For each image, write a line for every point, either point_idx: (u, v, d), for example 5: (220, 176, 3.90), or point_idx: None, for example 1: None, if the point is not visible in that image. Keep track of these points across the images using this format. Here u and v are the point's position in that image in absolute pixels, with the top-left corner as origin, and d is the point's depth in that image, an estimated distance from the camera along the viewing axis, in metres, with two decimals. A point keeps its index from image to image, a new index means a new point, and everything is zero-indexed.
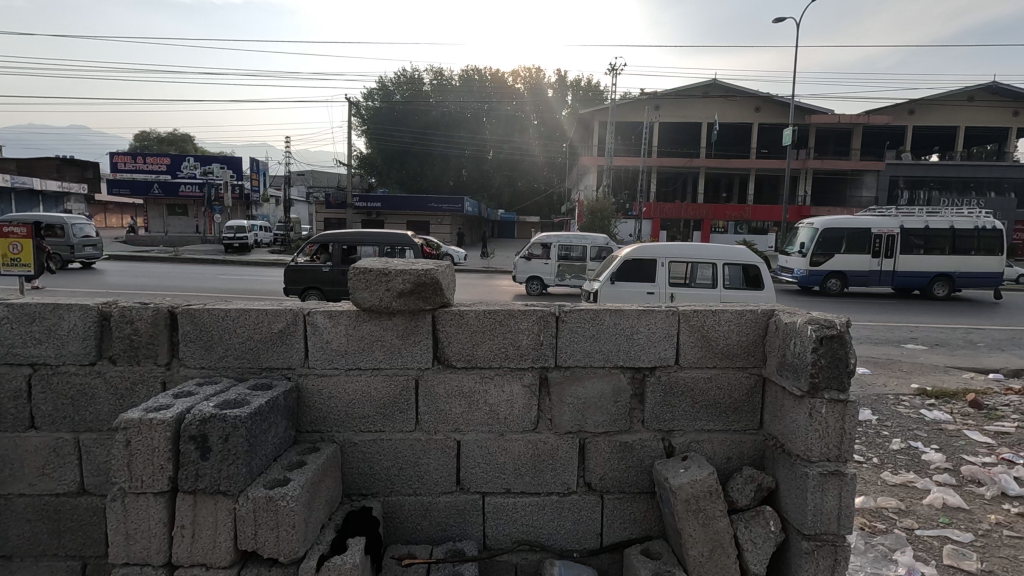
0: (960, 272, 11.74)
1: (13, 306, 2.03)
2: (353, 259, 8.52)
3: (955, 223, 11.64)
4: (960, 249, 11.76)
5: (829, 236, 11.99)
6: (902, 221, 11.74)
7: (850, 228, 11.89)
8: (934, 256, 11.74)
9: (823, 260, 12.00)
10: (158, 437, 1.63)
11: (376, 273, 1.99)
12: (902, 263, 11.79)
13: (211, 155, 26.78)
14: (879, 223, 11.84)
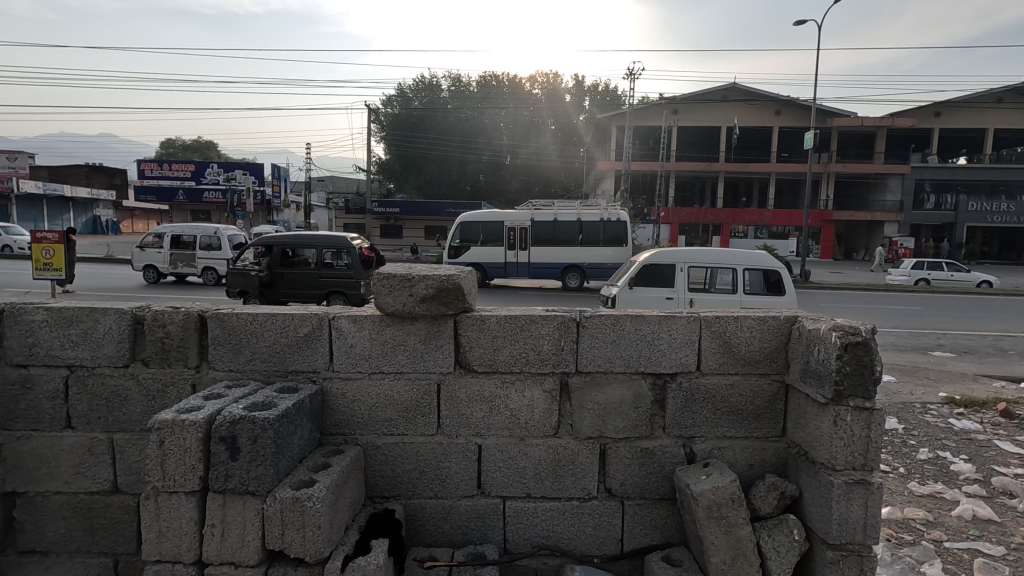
0: (589, 265, 12.57)
1: (53, 310, 2.11)
2: (291, 261, 9.48)
3: (577, 217, 12.37)
4: (589, 242, 12.56)
5: (466, 229, 12.84)
6: (529, 214, 12.61)
7: (486, 223, 12.78)
8: (563, 249, 12.57)
9: (461, 251, 12.85)
10: (190, 438, 1.67)
11: (399, 280, 2.03)
12: (534, 255, 12.64)
13: (234, 162, 27.46)
14: (512, 216, 12.68)
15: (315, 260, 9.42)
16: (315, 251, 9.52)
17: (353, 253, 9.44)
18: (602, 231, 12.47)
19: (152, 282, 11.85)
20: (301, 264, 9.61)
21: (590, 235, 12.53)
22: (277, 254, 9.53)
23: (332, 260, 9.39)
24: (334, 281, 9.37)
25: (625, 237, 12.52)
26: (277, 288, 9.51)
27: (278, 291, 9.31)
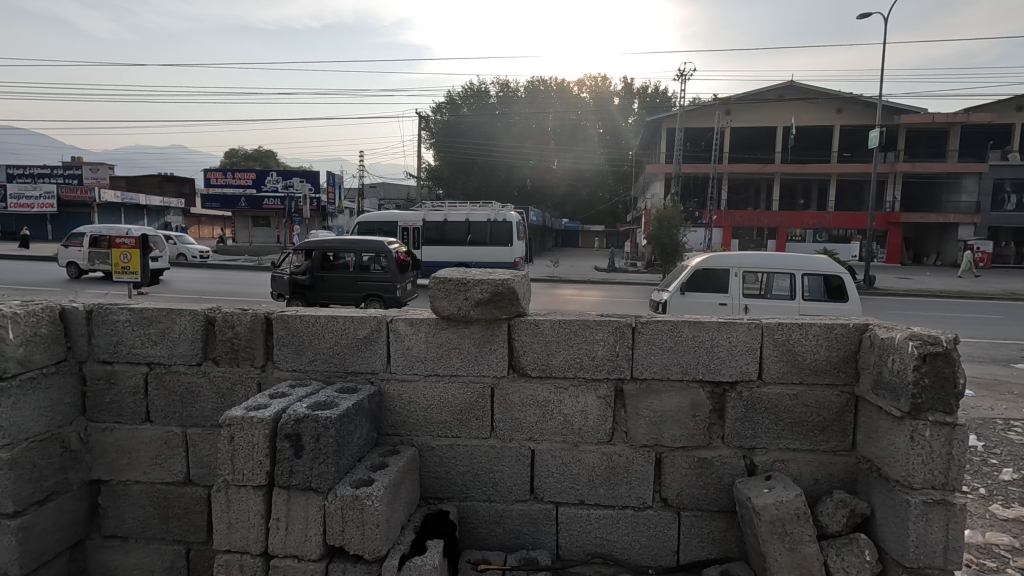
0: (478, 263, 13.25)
1: (134, 310, 2.26)
2: (331, 265, 10.16)
3: (464, 218, 13.10)
4: (478, 242, 13.24)
5: (365, 228, 13.68)
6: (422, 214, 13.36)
7: (381, 223, 13.62)
8: (452, 248, 13.31)
9: None
10: (258, 435, 1.75)
11: (454, 284, 2.05)
12: (425, 254, 13.40)
13: (292, 170, 28.81)
14: (407, 216, 13.47)
15: (354, 264, 10.10)
16: (354, 255, 10.19)
17: (390, 257, 10.15)
18: (490, 231, 13.11)
19: (75, 277, 13.05)
20: (339, 267, 10.23)
21: (479, 234, 13.22)
22: (318, 257, 10.17)
23: (371, 264, 10.09)
24: (372, 284, 10.09)
25: (512, 238, 13.17)
26: (317, 290, 10.15)
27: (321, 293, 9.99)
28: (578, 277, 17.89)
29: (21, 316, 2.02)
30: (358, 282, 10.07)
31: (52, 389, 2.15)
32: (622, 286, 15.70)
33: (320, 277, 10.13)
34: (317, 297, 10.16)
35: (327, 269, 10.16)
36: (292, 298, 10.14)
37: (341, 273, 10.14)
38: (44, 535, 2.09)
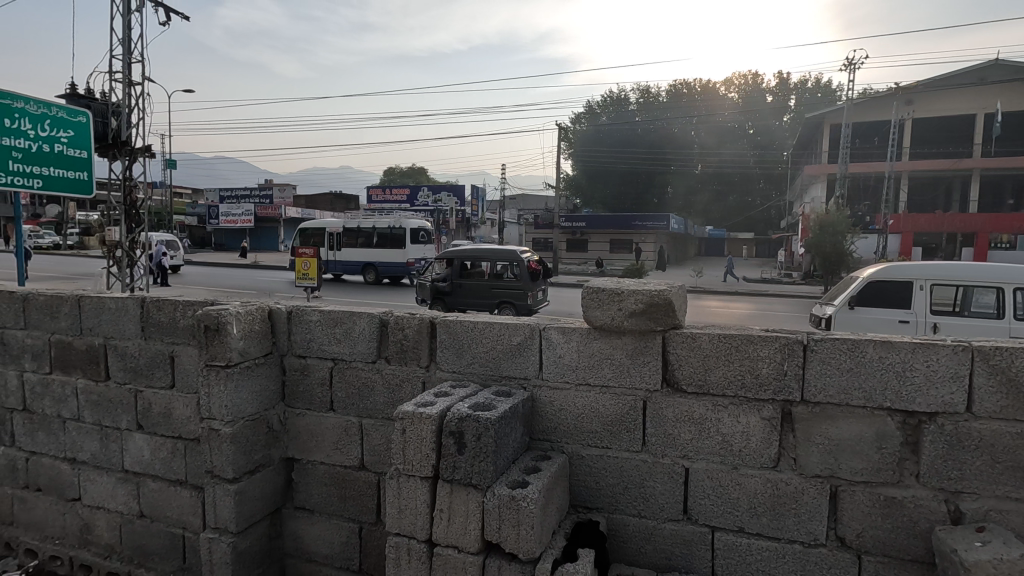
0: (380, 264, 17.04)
1: (323, 312, 2.58)
2: (468, 273, 10.76)
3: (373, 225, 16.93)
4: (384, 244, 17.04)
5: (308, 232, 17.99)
6: (339, 223, 17.31)
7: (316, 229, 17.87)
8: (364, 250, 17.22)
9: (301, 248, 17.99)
10: (426, 430, 1.90)
11: (608, 294, 2.05)
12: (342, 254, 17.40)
13: (440, 185, 30.82)
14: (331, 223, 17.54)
15: (489, 272, 10.56)
16: (489, 263, 10.63)
17: (522, 265, 10.37)
18: (393, 235, 16.85)
19: None
20: (476, 275, 10.76)
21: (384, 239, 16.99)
22: (458, 266, 10.86)
23: (504, 272, 10.44)
24: (505, 292, 10.44)
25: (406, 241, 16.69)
26: (456, 297, 10.84)
27: (459, 300, 10.67)
28: (725, 287, 16.79)
29: (242, 314, 2.44)
30: (491, 289, 10.52)
31: (261, 377, 2.53)
32: (776, 298, 14.41)
33: (459, 284, 10.80)
34: (456, 302, 10.85)
35: (464, 277, 10.79)
36: (434, 304, 11.00)
37: (477, 280, 10.66)
38: (253, 500, 2.48)
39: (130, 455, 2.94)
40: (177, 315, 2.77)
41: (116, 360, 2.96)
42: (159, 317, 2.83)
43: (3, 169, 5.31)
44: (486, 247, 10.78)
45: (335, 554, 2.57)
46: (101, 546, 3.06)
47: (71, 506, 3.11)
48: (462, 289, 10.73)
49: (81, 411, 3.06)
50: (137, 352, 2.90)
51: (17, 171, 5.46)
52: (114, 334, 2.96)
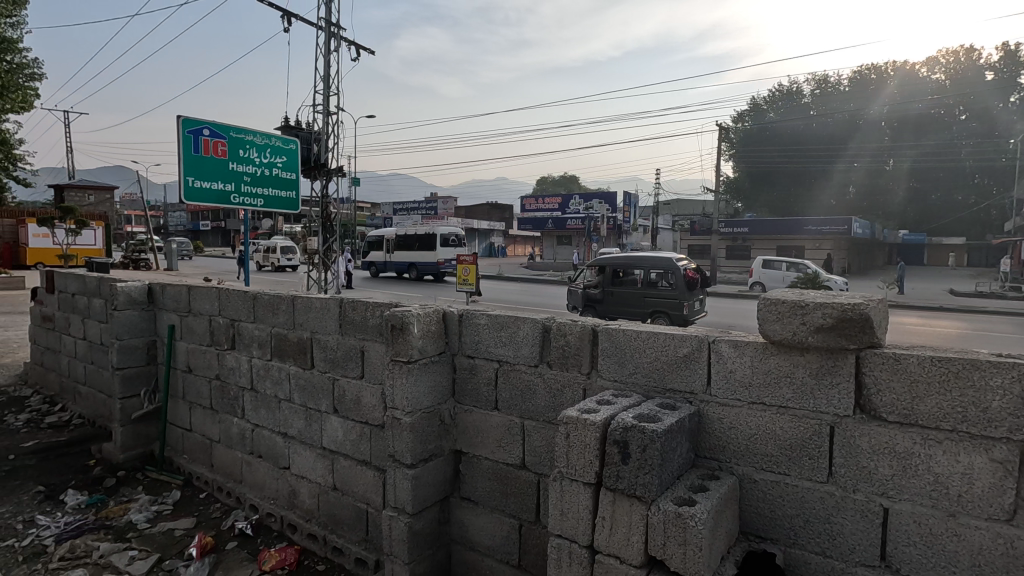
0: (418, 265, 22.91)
1: (490, 316, 2.73)
2: (621, 281, 10.61)
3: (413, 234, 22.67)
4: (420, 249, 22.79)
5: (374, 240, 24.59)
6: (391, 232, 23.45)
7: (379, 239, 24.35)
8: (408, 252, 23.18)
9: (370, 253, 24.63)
10: (589, 437, 1.91)
11: (790, 306, 1.87)
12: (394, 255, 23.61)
13: (593, 193, 30.87)
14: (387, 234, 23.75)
15: (643, 280, 10.29)
16: (643, 272, 10.36)
17: (679, 274, 9.92)
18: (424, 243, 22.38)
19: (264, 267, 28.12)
20: (629, 283, 10.54)
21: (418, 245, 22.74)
22: (610, 273, 10.76)
23: (658, 281, 10.09)
24: (659, 301, 10.09)
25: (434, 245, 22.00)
26: (608, 305, 10.75)
27: (610, 308, 10.58)
28: (926, 302, 14.33)
29: (421, 315, 2.69)
30: (645, 298, 10.24)
31: (435, 373, 2.76)
32: (998, 317, 11.90)
33: (610, 292, 10.70)
34: (607, 310, 10.76)
35: (616, 285, 10.66)
36: (586, 310, 11.07)
37: (630, 288, 10.45)
38: (426, 486, 2.72)
39: (327, 434, 3.40)
40: (367, 314, 3.15)
41: (318, 351, 3.46)
42: (353, 315, 3.24)
43: (236, 190, 6.62)
44: (640, 255, 10.52)
45: (496, 546, 2.71)
46: (303, 511, 3.58)
47: (283, 473, 3.69)
48: (613, 297, 10.61)
49: (291, 393, 3.62)
50: (335, 345, 3.36)
51: (247, 192, 6.74)
52: (318, 329, 3.45)
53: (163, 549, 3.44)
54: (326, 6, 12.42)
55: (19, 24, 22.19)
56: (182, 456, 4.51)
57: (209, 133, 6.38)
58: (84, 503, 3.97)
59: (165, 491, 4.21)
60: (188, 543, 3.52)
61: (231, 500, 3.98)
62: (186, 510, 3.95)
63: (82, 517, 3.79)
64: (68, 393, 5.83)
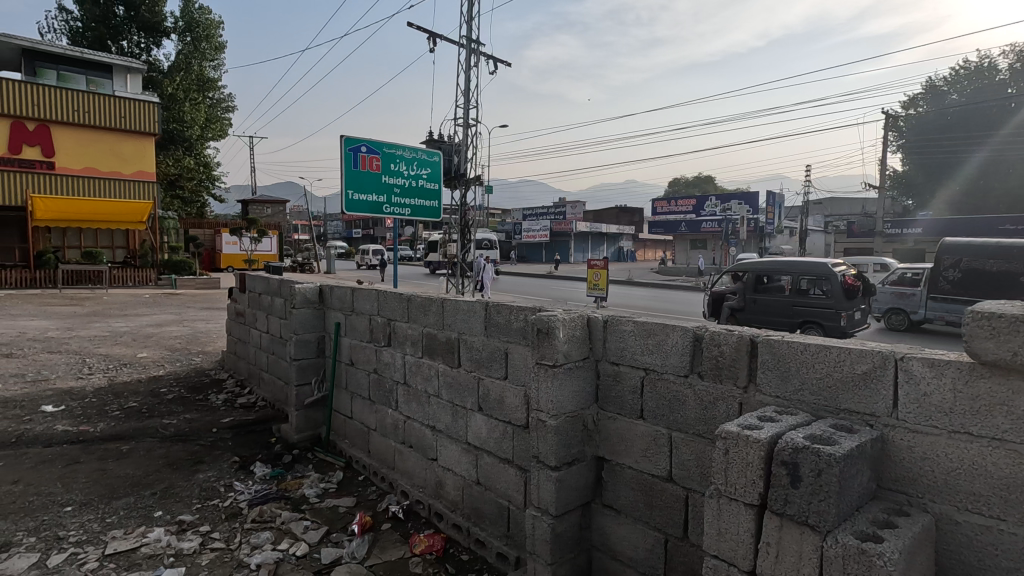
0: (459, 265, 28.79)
1: (637, 323, 2.68)
2: (764, 287, 9.82)
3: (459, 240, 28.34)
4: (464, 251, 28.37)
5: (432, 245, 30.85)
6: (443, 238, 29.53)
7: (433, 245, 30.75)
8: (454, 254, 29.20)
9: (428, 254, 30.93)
10: (753, 454, 1.79)
11: (1007, 323, 1.59)
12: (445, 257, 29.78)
13: (731, 193, 28.97)
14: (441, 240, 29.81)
15: (791, 288, 9.42)
16: (791, 278, 9.48)
17: (835, 281, 8.93)
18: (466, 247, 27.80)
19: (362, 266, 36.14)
20: (774, 290, 9.71)
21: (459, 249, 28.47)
22: (752, 279, 10.03)
23: (809, 289, 9.18)
24: (809, 310, 9.18)
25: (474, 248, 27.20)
26: (749, 313, 10.01)
27: (751, 316, 9.85)
28: None
29: (567, 320, 2.72)
30: (794, 306, 9.35)
31: (579, 377, 2.77)
32: None
33: (752, 299, 9.95)
34: (748, 319, 10.02)
35: (759, 292, 9.90)
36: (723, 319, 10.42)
37: (775, 296, 9.63)
38: (570, 490, 2.74)
39: (472, 431, 3.57)
40: (511, 318, 3.26)
41: (465, 352, 3.65)
42: (497, 318, 3.37)
43: (388, 202, 7.25)
44: (790, 259, 9.63)
45: (640, 559, 2.65)
46: (448, 501, 3.79)
47: (431, 463, 3.95)
48: (755, 305, 9.87)
49: (440, 390, 3.87)
50: (481, 347, 3.51)
51: (397, 203, 7.35)
52: (465, 331, 3.65)
53: (330, 523, 3.85)
54: (468, 24, 13.19)
55: (220, 65, 26.47)
56: (343, 441, 5.03)
57: (366, 150, 7.07)
58: (268, 475, 4.59)
59: (330, 470, 4.72)
60: (350, 519, 3.91)
61: (384, 485, 4.35)
62: (348, 489, 4.39)
63: (267, 486, 4.39)
64: (254, 378, 6.80)
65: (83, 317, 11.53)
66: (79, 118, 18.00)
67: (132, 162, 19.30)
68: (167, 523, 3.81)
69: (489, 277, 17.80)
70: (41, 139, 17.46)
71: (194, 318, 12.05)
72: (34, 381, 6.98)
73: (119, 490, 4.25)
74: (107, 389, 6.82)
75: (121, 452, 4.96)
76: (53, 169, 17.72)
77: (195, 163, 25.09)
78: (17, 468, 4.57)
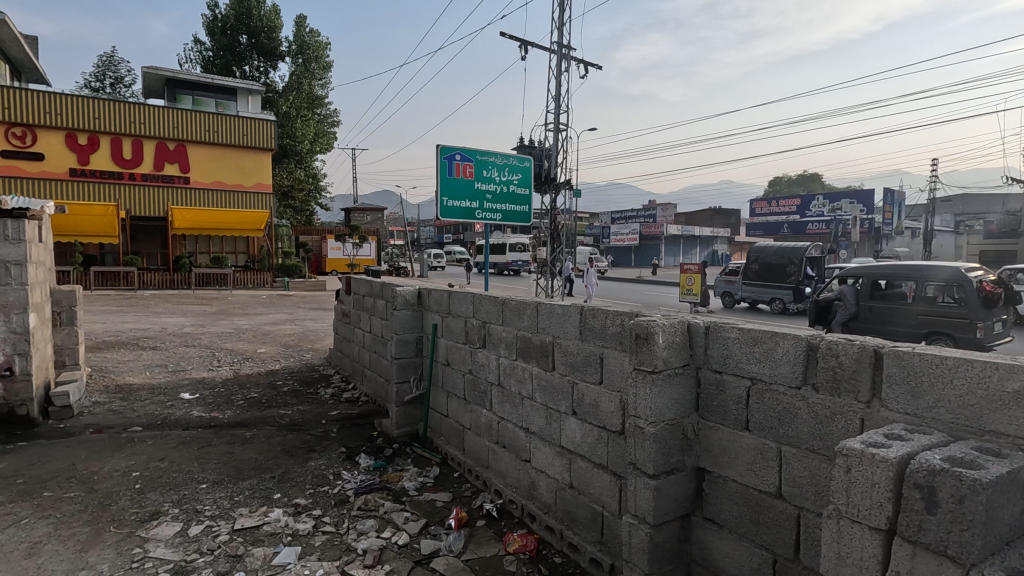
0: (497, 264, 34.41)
1: (742, 330, 2.56)
2: (882, 294, 8.95)
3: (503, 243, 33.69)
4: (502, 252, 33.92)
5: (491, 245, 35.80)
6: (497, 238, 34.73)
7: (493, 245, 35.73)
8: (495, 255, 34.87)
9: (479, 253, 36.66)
10: (880, 474, 1.66)
11: None
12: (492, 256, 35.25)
13: (840, 191, 26.76)
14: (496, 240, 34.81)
15: (915, 295, 8.52)
16: (915, 285, 8.59)
17: (969, 289, 8.00)
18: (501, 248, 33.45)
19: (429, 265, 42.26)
20: (893, 297, 8.82)
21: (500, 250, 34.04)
22: (867, 284, 9.16)
23: (939, 297, 8.26)
24: (937, 320, 8.27)
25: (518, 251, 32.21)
26: (862, 322, 9.15)
27: (865, 325, 9.00)
28: None
29: (666, 326, 2.66)
30: (918, 316, 8.46)
31: (679, 385, 2.69)
32: None
33: (867, 307, 9.09)
34: (861, 328, 9.17)
35: (876, 299, 9.03)
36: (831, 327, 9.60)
37: (895, 304, 8.75)
38: (668, 500, 2.67)
39: (566, 435, 3.58)
40: (607, 323, 3.24)
41: (559, 355, 3.68)
42: (593, 322, 3.36)
43: (480, 208, 7.46)
44: (917, 264, 8.68)
45: None
46: (541, 503, 3.81)
47: (524, 465, 4.00)
48: (870, 313, 9.01)
49: (534, 393, 3.92)
50: (575, 351, 3.52)
51: (489, 208, 7.53)
52: (560, 334, 3.67)
53: (429, 516, 4.02)
54: (559, 30, 13.32)
55: (328, 84, 28.60)
56: (439, 438, 5.22)
57: (461, 158, 7.34)
58: (371, 466, 4.88)
59: (427, 465, 4.93)
60: (447, 514, 4.06)
61: (479, 483, 4.47)
62: (444, 485, 4.56)
63: (371, 477, 4.67)
64: (357, 375, 7.27)
65: (214, 315, 12.95)
66: (209, 138, 20.18)
67: (252, 175, 21.24)
68: (285, 505, 4.16)
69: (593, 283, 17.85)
70: (178, 158, 19.78)
71: (304, 318, 13.13)
72: (175, 371, 7.93)
73: (244, 472, 4.71)
74: (232, 380, 7.60)
75: (245, 437, 5.50)
76: (188, 183, 20.01)
77: (305, 174, 27.28)
78: (162, 446, 5.21)
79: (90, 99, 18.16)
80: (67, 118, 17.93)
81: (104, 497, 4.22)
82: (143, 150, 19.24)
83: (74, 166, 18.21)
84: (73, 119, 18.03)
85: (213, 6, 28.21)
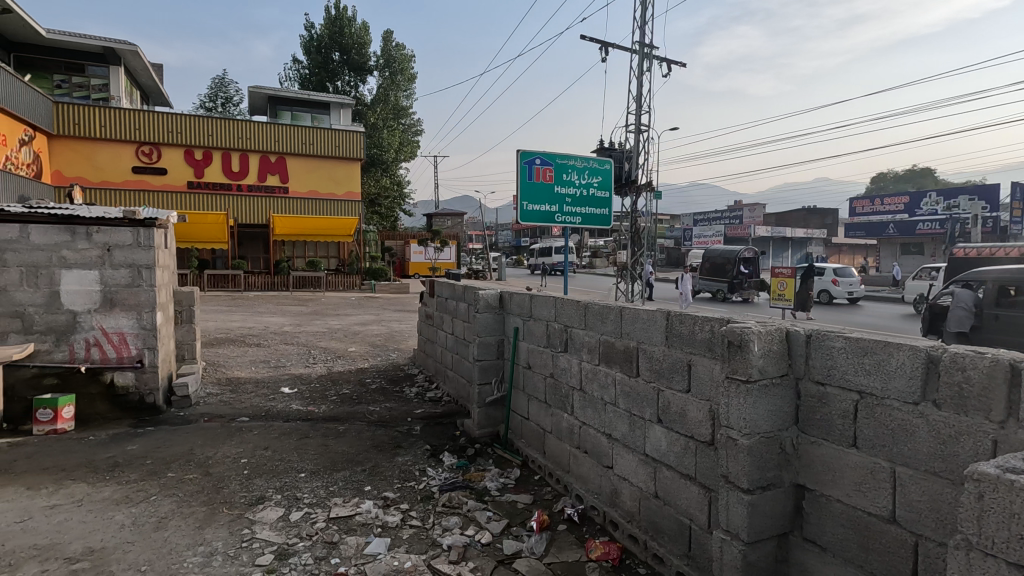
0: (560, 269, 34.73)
1: (850, 339, 2.38)
2: (1010, 301, 7.97)
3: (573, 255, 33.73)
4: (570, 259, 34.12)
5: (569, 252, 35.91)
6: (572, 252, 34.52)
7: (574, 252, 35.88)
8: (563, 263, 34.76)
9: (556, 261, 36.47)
10: (1020, 504, 1.48)
11: None
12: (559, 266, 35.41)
13: (957, 187, 24.15)
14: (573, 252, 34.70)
15: None
16: None
17: None
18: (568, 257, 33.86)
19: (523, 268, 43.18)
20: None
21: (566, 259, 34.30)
22: (992, 290, 8.23)
23: None
24: None
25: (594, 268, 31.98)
26: (985, 332, 8.27)
27: (985, 336, 8.18)
28: None
29: (763, 332, 2.52)
30: None
31: (777, 396, 2.55)
32: None
33: (990, 315, 8.19)
34: (983, 338, 8.30)
35: (1002, 307, 8.08)
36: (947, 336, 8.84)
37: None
38: (764, 517, 2.53)
39: (651, 443, 3.49)
40: (696, 328, 3.14)
41: (644, 361, 3.60)
42: (680, 328, 3.26)
43: (560, 211, 7.44)
44: None
45: None
46: (624, 511, 3.74)
47: (606, 471, 3.93)
48: (993, 322, 8.12)
49: (617, 399, 3.85)
50: (661, 357, 3.43)
51: (569, 211, 7.51)
52: (645, 340, 3.59)
53: (510, 517, 4.07)
54: (641, 29, 13.06)
55: (412, 94, 29.83)
56: (520, 440, 5.26)
57: (540, 162, 7.37)
58: (454, 465, 5.01)
59: (508, 467, 5.00)
60: (528, 516, 4.09)
61: (560, 487, 4.46)
62: (525, 487, 4.59)
63: (455, 475, 4.80)
64: (440, 375, 7.49)
65: (310, 315, 13.88)
66: (306, 150, 21.65)
67: (343, 184, 22.50)
68: (375, 497, 4.37)
69: (689, 290, 17.01)
70: (279, 169, 21.38)
71: (390, 319, 13.76)
72: (276, 366, 8.57)
73: (338, 464, 5.00)
74: (326, 376, 8.10)
75: (338, 431, 5.83)
76: (287, 193, 21.57)
77: (390, 182, 28.57)
78: (266, 436, 5.64)
79: (205, 117, 20.06)
80: (186, 136, 19.90)
81: (217, 480, 4.64)
82: (249, 163, 20.97)
83: (191, 178, 20.17)
84: (191, 137, 19.98)
85: (309, 27, 30.23)
